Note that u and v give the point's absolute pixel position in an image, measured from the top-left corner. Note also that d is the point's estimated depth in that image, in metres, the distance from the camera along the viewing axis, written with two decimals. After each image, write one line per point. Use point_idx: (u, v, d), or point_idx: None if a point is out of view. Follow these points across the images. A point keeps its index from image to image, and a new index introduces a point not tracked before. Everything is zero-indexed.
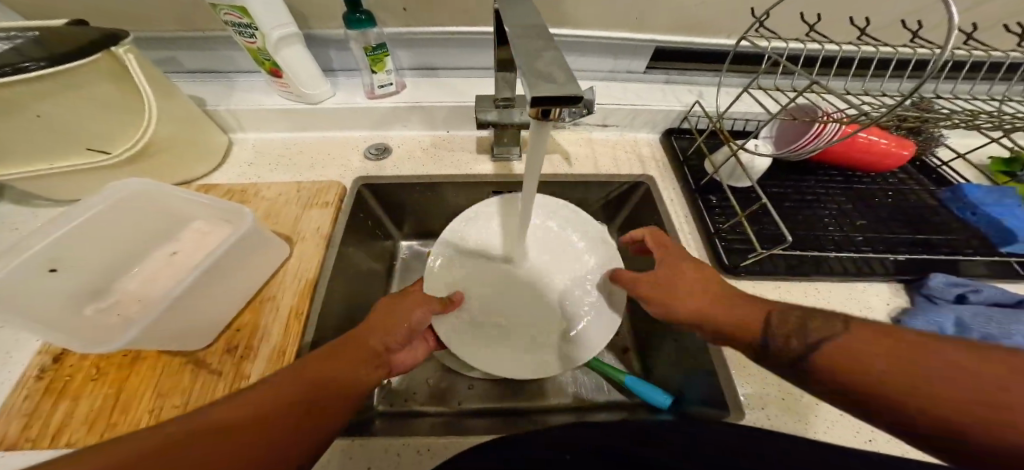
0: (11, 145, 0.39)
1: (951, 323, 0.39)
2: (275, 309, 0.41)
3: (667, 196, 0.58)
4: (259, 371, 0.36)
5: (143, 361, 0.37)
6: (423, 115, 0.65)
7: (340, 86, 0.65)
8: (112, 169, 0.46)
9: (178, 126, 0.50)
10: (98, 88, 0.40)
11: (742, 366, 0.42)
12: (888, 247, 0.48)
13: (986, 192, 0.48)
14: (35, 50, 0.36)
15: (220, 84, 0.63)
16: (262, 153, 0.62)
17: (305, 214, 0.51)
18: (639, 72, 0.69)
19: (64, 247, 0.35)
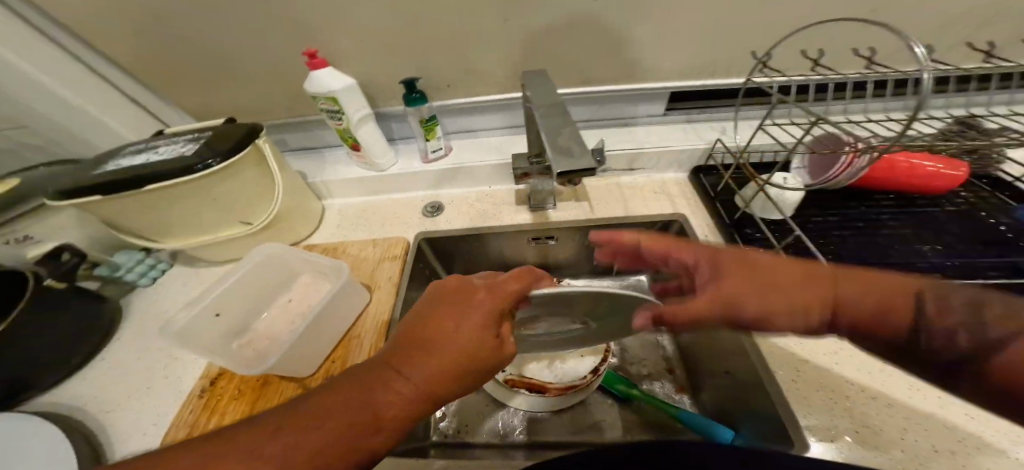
0: (195, 216, 0.56)
1: None
2: (361, 345, 0.51)
3: (702, 232, 0.60)
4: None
5: (267, 385, 0.49)
6: (470, 176, 0.76)
7: (401, 153, 0.78)
8: (253, 233, 0.63)
9: (291, 197, 0.67)
10: (248, 173, 0.57)
11: (803, 399, 0.41)
12: (963, 272, 0.44)
13: None
14: (213, 147, 0.52)
15: (314, 161, 0.80)
16: (345, 215, 0.76)
17: (380, 265, 0.63)
18: (659, 115, 0.74)
19: (223, 299, 0.51)
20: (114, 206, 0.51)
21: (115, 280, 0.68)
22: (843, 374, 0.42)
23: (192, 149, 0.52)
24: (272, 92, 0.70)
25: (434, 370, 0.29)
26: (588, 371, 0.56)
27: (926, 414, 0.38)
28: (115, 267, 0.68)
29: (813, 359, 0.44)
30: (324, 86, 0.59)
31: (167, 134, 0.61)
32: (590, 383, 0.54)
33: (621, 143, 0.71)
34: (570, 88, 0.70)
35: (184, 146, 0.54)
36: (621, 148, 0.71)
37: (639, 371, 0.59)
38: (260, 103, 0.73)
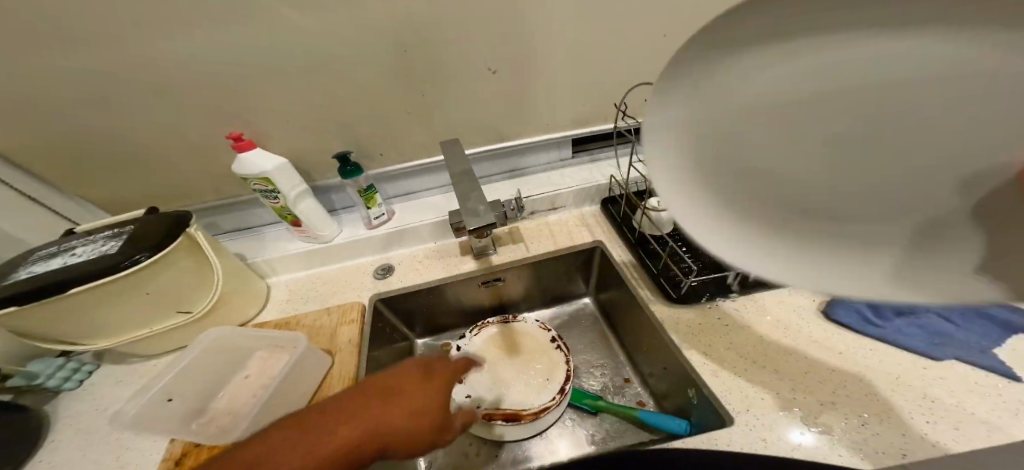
0: (129, 314, 0.57)
1: (865, 308, 0.49)
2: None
3: (618, 253, 0.70)
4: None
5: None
6: (413, 235, 0.81)
7: (344, 223, 0.81)
8: (196, 321, 0.64)
9: (236, 279, 0.69)
10: (180, 259, 0.58)
11: (717, 376, 0.46)
12: None
13: None
14: (140, 241, 0.54)
15: (252, 241, 0.80)
16: (294, 291, 0.77)
17: (339, 330, 0.67)
18: (570, 158, 0.88)
19: (174, 384, 0.57)
20: (26, 315, 0.50)
21: (35, 388, 0.65)
22: (739, 343, 0.50)
23: (117, 247, 0.54)
24: (203, 180, 0.71)
25: (415, 413, 0.37)
26: (557, 392, 0.69)
27: (807, 365, 0.46)
28: (31, 376, 0.64)
29: (715, 337, 0.51)
30: (258, 165, 0.60)
31: (80, 231, 0.60)
32: (560, 404, 0.67)
33: (543, 187, 0.82)
34: (491, 145, 0.78)
35: (106, 244, 0.55)
36: (544, 191, 0.81)
37: (596, 387, 0.73)
38: (187, 192, 0.72)
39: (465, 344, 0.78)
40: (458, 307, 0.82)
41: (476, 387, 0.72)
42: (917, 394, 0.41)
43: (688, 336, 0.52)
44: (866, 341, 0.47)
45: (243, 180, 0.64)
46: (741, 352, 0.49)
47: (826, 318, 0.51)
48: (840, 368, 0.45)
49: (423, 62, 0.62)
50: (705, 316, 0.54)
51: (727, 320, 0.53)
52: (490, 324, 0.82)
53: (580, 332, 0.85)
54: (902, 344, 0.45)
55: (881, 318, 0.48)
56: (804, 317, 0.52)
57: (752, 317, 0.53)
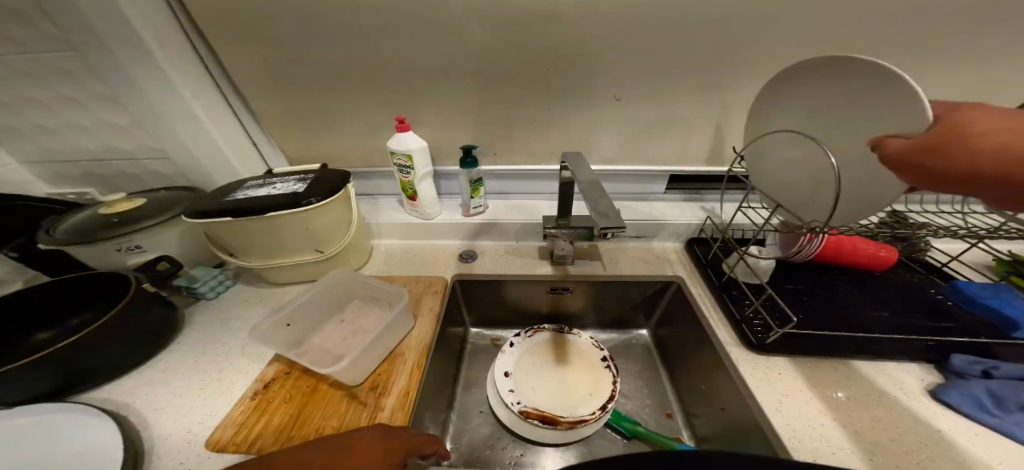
0: (290, 241, 0.73)
1: (986, 396, 0.45)
2: (404, 364, 0.64)
3: (696, 291, 0.71)
4: (391, 405, 0.58)
5: (316, 391, 0.61)
6: (500, 231, 0.90)
7: (446, 207, 0.94)
8: (326, 260, 0.79)
9: (358, 235, 0.84)
10: (333, 209, 0.74)
11: (790, 426, 0.46)
12: (914, 334, 0.55)
13: (978, 287, 0.57)
14: (315, 189, 0.70)
15: (372, 206, 0.96)
16: (393, 254, 0.90)
17: (423, 297, 0.76)
18: (660, 193, 0.91)
19: (295, 314, 0.71)
20: (232, 227, 0.68)
21: (189, 292, 0.83)
22: (822, 402, 0.49)
23: (300, 189, 0.71)
24: (354, 153, 0.88)
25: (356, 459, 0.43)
26: (597, 409, 0.71)
27: (898, 436, 0.44)
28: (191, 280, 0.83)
29: (794, 394, 0.50)
30: (407, 145, 0.75)
31: (275, 173, 0.78)
32: (598, 420, 0.69)
33: (629, 215, 0.87)
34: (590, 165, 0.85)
35: (292, 185, 0.72)
36: (629, 218, 0.86)
37: (642, 414, 0.73)
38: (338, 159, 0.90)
39: (516, 342, 0.84)
40: (518, 306, 0.90)
41: (521, 383, 0.76)
42: None
43: (762, 384, 0.52)
44: (980, 429, 0.43)
45: (391, 153, 0.79)
46: (819, 408, 0.48)
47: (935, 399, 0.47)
48: (944, 451, 0.42)
49: (557, 86, 0.70)
50: (786, 370, 0.53)
51: (812, 378, 0.52)
52: (545, 329, 0.86)
53: (636, 359, 0.85)
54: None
55: (1003, 408, 0.43)
56: (908, 395, 0.48)
57: (839, 382, 0.51)
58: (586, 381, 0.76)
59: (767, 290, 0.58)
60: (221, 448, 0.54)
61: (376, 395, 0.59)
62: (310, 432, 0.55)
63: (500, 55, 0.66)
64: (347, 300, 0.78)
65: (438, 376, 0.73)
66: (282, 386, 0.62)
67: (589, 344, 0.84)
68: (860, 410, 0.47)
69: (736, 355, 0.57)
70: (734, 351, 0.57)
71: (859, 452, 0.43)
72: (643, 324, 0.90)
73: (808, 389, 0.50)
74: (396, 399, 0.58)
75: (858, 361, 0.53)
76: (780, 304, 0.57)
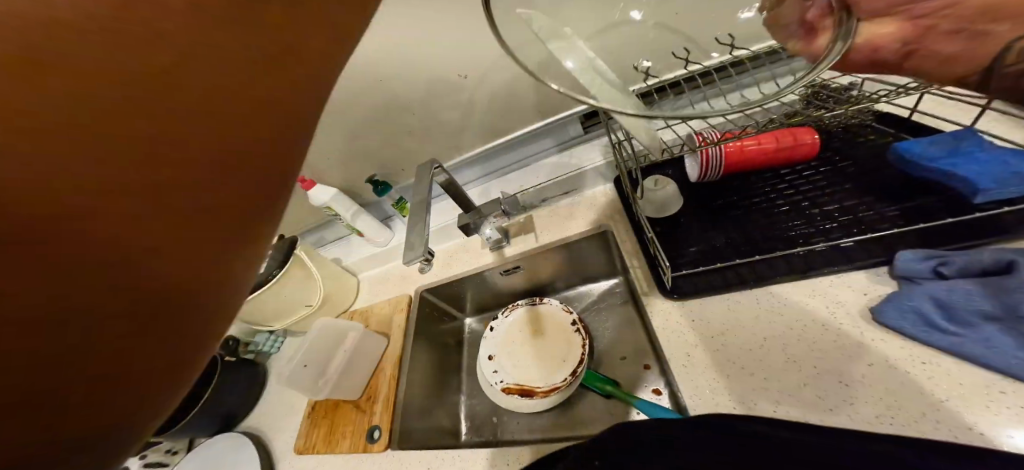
0: (279, 310, 0.87)
1: (929, 307, 0.38)
2: (383, 375, 0.80)
3: (622, 239, 0.66)
4: (379, 410, 0.74)
5: (333, 407, 0.79)
6: (448, 231, 0.93)
7: (397, 226, 0.99)
8: (315, 312, 0.92)
9: (335, 279, 0.96)
10: (296, 271, 0.85)
11: (690, 381, 0.47)
12: (860, 229, 0.45)
13: (926, 145, 0.44)
14: (274, 264, 0.81)
15: (344, 246, 1.06)
16: (373, 282, 1.01)
17: (394, 316, 0.88)
18: (581, 134, 0.79)
19: None
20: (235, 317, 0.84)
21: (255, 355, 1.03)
22: (737, 343, 0.47)
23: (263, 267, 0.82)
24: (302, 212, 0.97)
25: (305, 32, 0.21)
26: (568, 374, 0.75)
27: (810, 375, 0.41)
28: None
29: (706, 341, 0.49)
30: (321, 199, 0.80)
31: None
32: (570, 384, 0.74)
33: (555, 171, 0.78)
34: (496, 138, 0.80)
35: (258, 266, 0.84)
36: (553, 175, 0.78)
37: (617, 364, 0.76)
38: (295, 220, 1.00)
39: (496, 325, 0.89)
40: (491, 290, 0.94)
41: (503, 363, 0.83)
42: (939, 409, 0.35)
43: (670, 336, 0.51)
44: (921, 351, 0.38)
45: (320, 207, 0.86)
46: (730, 355, 0.46)
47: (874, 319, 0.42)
48: (866, 389, 0.38)
49: (405, 85, 0.68)
50: (700, 315, 0.51)
51: (732, 318, 0.48)
52: (519, 306, 0.90)
53: (612, 310, 0.85)
54: (981, 359, 0.35)
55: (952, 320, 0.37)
56: (836, 318, 0.43)
57: (754, 319, 0.47)
58: (560, 346, 0.80)
59: (648, 233, 0.54)
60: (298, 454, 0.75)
61: (369, 405, 0.76)
62: (335, 440, 0.73)
63: (347, 87, 0.68)
64: (344, 332, 0.83)
65: (430, 375, 0.85)
66: (318, 407, 0.80)
67: (559, 309, 0.86)
68: (776, 349, 0.44)
69: (651, 306, 0.55)
70: (649, 303, 0.56)
71: (763, 403, 0.41)
72: (612, 272, 0.87)
73: (722, 334, 0.48)
74: (381, 405, 0.75)
75: (782, 281, 0.48)
76: (661, 246, 0.54)
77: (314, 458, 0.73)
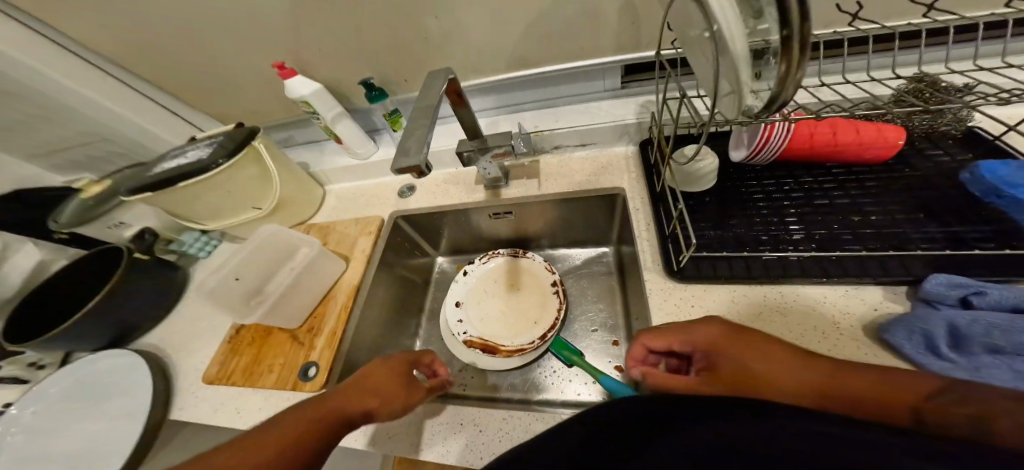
0: (219, 206, 0.71)
1: (942, 332, 0.36)
2: (335, 304, 0.71)
3: (633, 206, 0.60)
4: (321, 345, 0.66)
5: (268, 334, 0.69)
6: (437, 159, 0.81)
7: (382, 143, 0.87)
8: (264, 218, 0.78)
9: (294, 187, 0.82)
10: (248, 168, 0.71)
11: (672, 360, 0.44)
12: (877, 244, 0.44)
13: (1014, 169, 0.39)
14: (223, 150, 0.66)
15: (316, 154, 0.92)
16: (342, 198, 0.89)
17: (358, 239, 0.79)
18: (615, 89, 0.71)
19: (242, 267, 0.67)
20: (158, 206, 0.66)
21: (182, 254, 0.86)
22: None
23: (208, 151, 0.66)
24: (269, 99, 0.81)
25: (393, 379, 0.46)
26: (537, 339, 0.70)
27: None
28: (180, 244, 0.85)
29: None
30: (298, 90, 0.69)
31: (198, 137, 0.75)
32: (537, 349, 0.69)
33: (575, 119, 0.71)
34: (519, 67, 0.69)
35: (201, 150, 0.67)
36: (572, 124, 0.70)
37: (588, 334, 0.73)
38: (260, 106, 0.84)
39: (471, 271, 0.83)
40: (475, 231, 0.86)
41: (470, 313, 0.77)
42: None
43: (665, 317, 0.47)
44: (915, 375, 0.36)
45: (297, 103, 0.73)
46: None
47: (877, 337, 0.40)
48: None
49: None
50: (696, 302, 0.48)
51: (733, 311, 0.46)
52: (500, 255, 0.84)
53: (595, 280, 0.81)
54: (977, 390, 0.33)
55: (960, 349, 0.34)
56: (841, 331, 0.41)
57: (755, 316, 0.45)
58: (533, 309, 0.76)
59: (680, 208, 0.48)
60: (210, 382, 0.65)
61: (311, 336, 0.67)
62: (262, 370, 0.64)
63: None
64: (292, 249, 0.72)
65: (386, 312, 0.78)
66: (246, 333, 0.70)
67: (540, 269, 0.80)
68: None
69: (651, 283, 0.51)
70: (650, 279, 0.51)
71: None
72: (604, 240, 0.83)
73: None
74: (325, 339, 0.66)
75: (795, 281, 0.45)
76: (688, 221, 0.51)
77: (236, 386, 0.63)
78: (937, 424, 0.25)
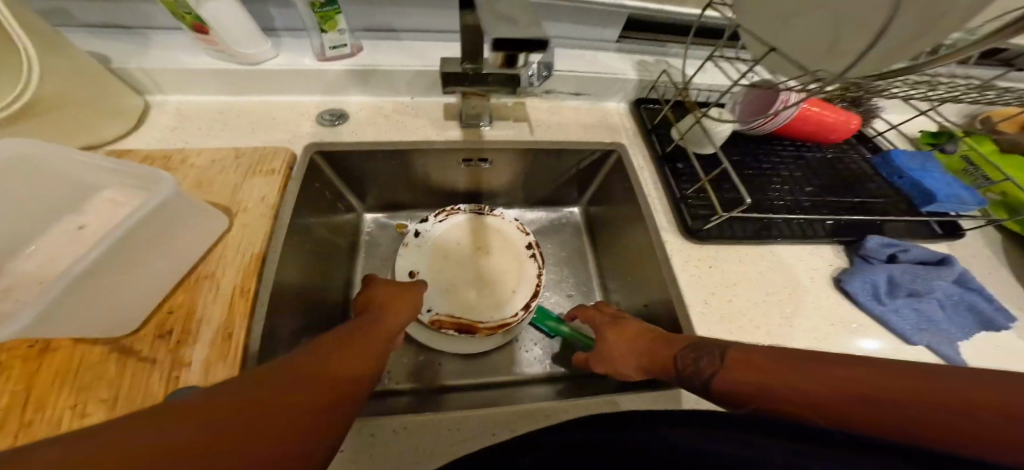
0: None
1: (883, 281, 0.46)
2: (215, 286, 0.36)
3: (637, 163, 0.57)
4: (204, 357, 0.32)
5: (53, 352, 0.31)
6: (382, 81, 0.57)
7: (283, 47, 0.55)
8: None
9: (81, 83, 0.40)
10: None
11: (708, 320, 0.43)
12: (830, 209, 0.53)
13: (911, 158, 0.55)
14: None
15: (133, 42, 0.51)
16: (189, 117, 0.51)
17: (248, 181, 0.44)
18: (611, 43, 0.65)
19: None
20: None
21: None
22: (750, 291, 0.46)
23: None
24: None
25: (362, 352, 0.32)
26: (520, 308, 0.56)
27: (802, 320, 0.44)
28: None
29: (721, 287, 0.46)
30: None
31: None
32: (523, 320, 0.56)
33: (570, 64, 0.61)
34: None
35: None
36: (567, 68, 0.61)
37: None
38: None
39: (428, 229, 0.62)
40: (425, 184, 0.61)
41: (429, 286, 0.58)
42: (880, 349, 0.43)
43: (692, 275, 0.47)
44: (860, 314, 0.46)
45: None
46: (741, 307, 0.45)
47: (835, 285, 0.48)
48: (841, 336, 0.44)
49: None
50: (713, 262, 0.48)
51: (744, 269, 0.48)
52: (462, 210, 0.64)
53: None
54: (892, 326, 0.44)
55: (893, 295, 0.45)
56: (815, 280, 0.49)
57: (759, 273, 0.48)
58: (509, 273, 0.60)
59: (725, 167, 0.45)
60: None
61: (169, 345, 0.32)
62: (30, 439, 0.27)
63: None
64: (89, 194, 0.35)
65: (306, 299, 0.46)
66: None
67: (512, 228, 0.65)
68: (778, 300, 0.46)
69: (671, 244, 0.49)
70: (669, 240, 0.49)
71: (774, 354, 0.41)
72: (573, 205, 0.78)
73: (733, 285, 0.47)
74: (211, 348, 0.33)
75: (781, 240, 0.51)
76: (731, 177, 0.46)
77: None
78: (802, 402, 0.23)
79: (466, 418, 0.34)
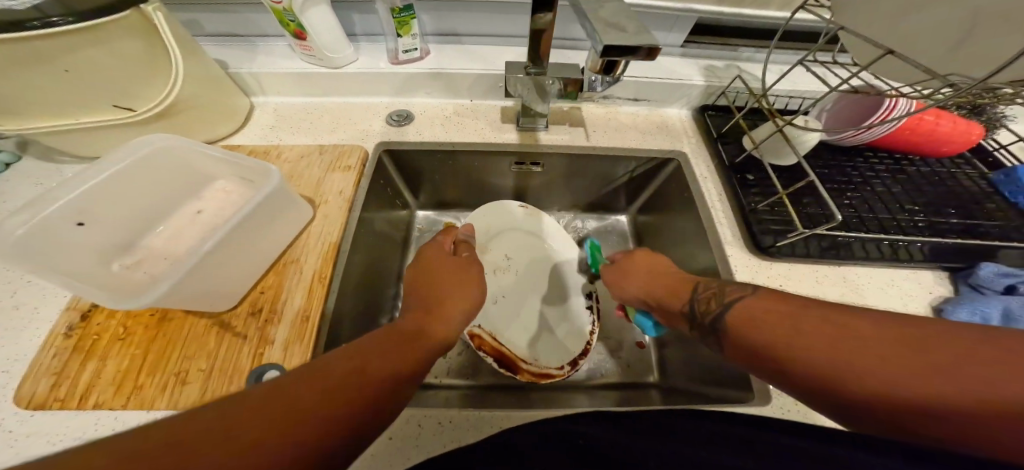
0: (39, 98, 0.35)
1: (998, 313, 0.38)
2: (299, 270, 0.40)
3: (700, 173, 0.54)
4: (285, 336, 0.36)
5: (168, 322, 0.37)
6: (447, 84, 0.60)
7: (363, 51, 0.60)
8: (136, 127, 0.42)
9: (203, 88, 0.46)
10: (125, 43, 0.36)
11: None
12: (933, 231, 0.47)
13: None
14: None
15: (241, 49, 0.58)
16: (282, 116, 0.57)
17: (328, 176, 0.48)
18: (676, 48, 0.63)
19: (92, 201, 0.34)
20: None
21: None
22: None
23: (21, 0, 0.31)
24: None
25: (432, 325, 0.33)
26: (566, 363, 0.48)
27: None
28: None
29: None
30: None
31: None
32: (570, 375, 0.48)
33: (633, 68, 0.60)
34: None
35: None
36: (630, 72, 0.59)
37: None
38: None
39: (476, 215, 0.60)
40: (477, 184, 0.63)
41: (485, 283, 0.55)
42: None
43: None
44: None
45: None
46: None
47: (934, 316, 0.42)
48: None
49: None
50: (785, 281, 0.45)
51: (821, 290, 0.44)
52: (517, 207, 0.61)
53: None
54: None
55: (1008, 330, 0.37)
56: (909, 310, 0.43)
57: (840, 297, 0.44)
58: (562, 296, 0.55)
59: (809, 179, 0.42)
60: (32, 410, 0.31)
61: (259, 322, 0.37)
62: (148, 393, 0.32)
63: None
64: (205, 184, 0.41)
65: (370, 288, 0.49)
66: (110, 316, 0.37)
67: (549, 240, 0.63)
68: None
69: (737, 259, 0.46)
70: (734, 254, 0.46)
71: None
72: None
73: None
74: (290, 329, 0.36)
75: (867, 262, 0.46)
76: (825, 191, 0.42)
77: (104, 416, 0.31)
78: None
79: (508, 418, 0.35)
